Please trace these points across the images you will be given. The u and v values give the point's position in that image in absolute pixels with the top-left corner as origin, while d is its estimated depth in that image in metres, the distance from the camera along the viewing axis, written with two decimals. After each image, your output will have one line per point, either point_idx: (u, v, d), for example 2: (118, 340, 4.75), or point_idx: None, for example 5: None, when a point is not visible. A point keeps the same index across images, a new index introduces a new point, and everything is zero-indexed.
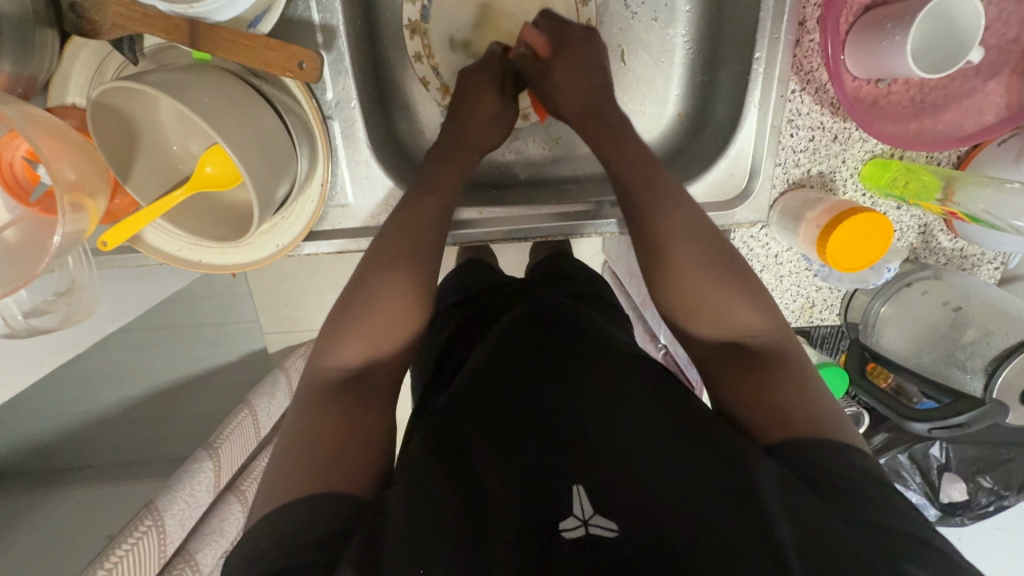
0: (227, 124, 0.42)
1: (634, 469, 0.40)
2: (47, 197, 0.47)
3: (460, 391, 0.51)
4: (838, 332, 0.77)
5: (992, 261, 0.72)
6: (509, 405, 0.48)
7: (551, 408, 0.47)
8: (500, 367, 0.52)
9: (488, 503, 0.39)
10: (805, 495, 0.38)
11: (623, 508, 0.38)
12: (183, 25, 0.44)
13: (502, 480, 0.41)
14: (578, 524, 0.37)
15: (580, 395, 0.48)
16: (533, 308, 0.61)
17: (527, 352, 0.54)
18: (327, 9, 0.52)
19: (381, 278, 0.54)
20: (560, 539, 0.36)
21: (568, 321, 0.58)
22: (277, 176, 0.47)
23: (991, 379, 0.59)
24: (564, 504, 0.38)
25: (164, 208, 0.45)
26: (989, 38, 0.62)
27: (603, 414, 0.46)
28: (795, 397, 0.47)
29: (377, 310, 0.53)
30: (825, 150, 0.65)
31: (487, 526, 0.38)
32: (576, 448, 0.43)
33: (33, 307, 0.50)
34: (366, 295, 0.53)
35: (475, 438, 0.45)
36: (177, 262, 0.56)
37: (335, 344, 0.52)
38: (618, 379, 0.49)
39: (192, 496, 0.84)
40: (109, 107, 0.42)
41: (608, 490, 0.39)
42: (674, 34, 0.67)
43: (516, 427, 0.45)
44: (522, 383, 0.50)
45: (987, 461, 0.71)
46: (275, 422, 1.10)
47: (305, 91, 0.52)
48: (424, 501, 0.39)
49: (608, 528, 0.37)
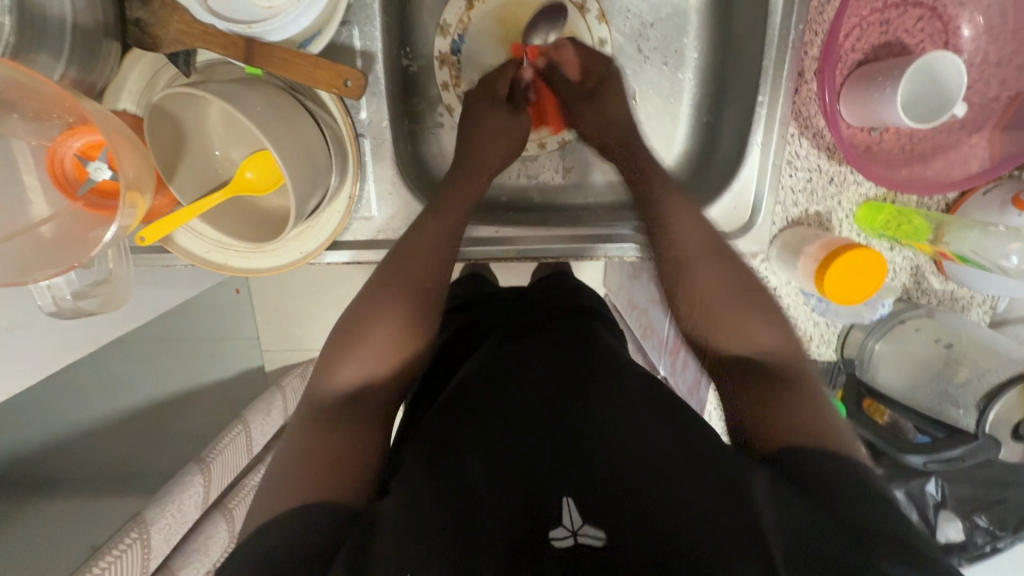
0: (274, 130, 0.45)
1: (625, 477, 0.41)
2: (93, 193, 0.49)
3: (452, 406, 0.52)
4: (833, 368, 0.78)
5: (982, 303, 0.75)
6: (502, 419, 0.49)
7: (543, 422, 0.48)
8: (491, 383, 0.53)
9: (480, 511, 0.40)
10: (795, 500, 0.41)
11: (607, 518, 0.39)
12: (240, 43, 0.48)
13: (491, 489, 0.42)
14: (568, 534, 0.37)
15: (568, 410, 0.49)
16: (523, 328, 0.63)
17: (517, 367, 0.55)
18: (368, 37, 0.56)
19: (376, 301, 0.59)
20: (548, 547, 0.37)
21: (555, 342, 0.59)
22: (314, 184, 0.50)
23: (983, 415, 0.62)
24: (552, 517, 0.39)
25: (203, 207, 0.48)
26: (972, 96, 0.67)
27: (593, 425, 0.47)
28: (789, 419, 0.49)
29: (369, 338, 0.56)
30: (822, 191, 0.69)
31: (479, 534, 0.38)
32: (566, 459, 0.44)
33: (77, 289, 0.52)
34: (363, 320, 0.57)
35: (469, 449, 0.46)
36: (204, 264, 0.58)
37: (338, 367, 0.55)
38: (604, 395, 0.50)
39: (180, 511, 0.83)
40: (166, 110, 0.46)
41: (595, 504, 0.40)
42: (683, 78, 0.72)
43: (506, 439, 0.47)
44: (518, 394, 0.51)
45: (981, 500, 0.71)
46: (268, 440, 1.09)
47: (342, 110, 0.55)
48: (416, 514, 0.40)
49: (597, 539, 0.37)
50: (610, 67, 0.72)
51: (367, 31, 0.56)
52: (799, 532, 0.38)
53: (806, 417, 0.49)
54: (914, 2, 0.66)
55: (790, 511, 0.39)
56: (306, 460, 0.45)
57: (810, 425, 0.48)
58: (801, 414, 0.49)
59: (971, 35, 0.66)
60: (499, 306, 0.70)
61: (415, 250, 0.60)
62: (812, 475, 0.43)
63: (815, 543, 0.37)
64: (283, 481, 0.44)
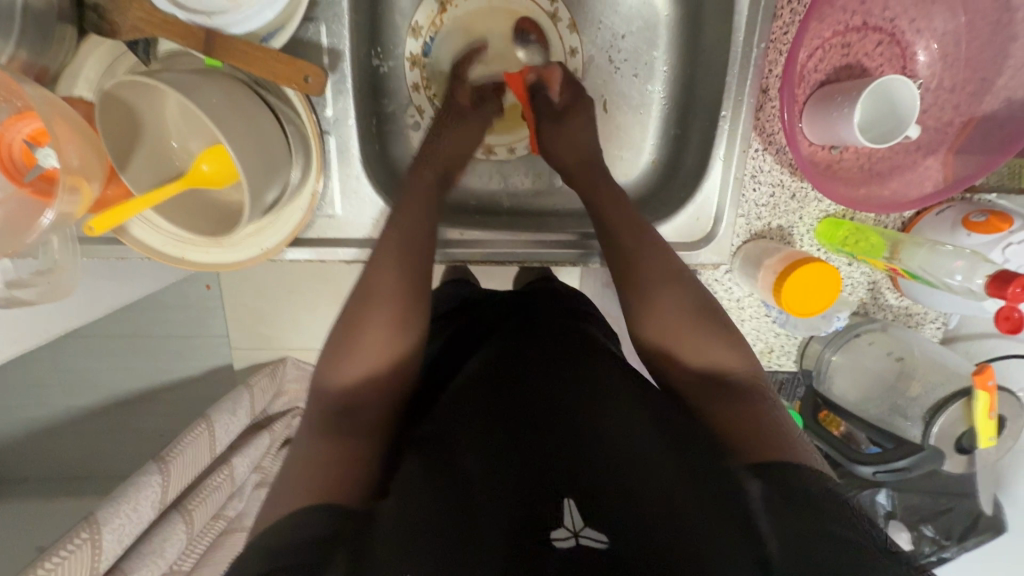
0: (230, 124, 0.45)
1: (628, 475, 0.42)
2: (43, 180, 0.47)
3: (452, 399, 0.52)
4: (794, 379, 0.80)
5: (934, 321, 0.77)
6: (505, 411, 0.49)
7: (545, 414, 0.48)
8: (493, 377, 0.53)
9: (480, 509, 0.41)
10: (777, 506, 0.41)
11: (607, 520, 0.39)
12: (199, 33, 0.47)
13: (495, 488, 0.42)
14: (569, 535, 0.38)
15: (573, 402, 0.49)
16: (523, 322, 0.62)
17: (519, 358, 0.55)
18: (335, 34, 0.56)
19: (363, 312, 0.54)
20: (551, 548, 0.37)
21: (557, 336, 0.59)
22: (270, 179, 0.49)
23: (929, 427, 0.65)
24: (553, 517, 0.39)
25: (158, 198, 0.47)
26: (927, 120, 0.70)
27: (595, 420, 0.47)
28: (750, 428, 0.48)
29: (363, 355, 0.53)
30: (784, 206, 0.71)
31: (479, 535, 0.39)
32: (568, 455, 0.44)
33: (16, 278, 0.50)
34: (357, 325, 0.54)
35: (469, 443, 0.46)
36: (159, 258, 0.57)
37: (338, 361, 0.53)
38: (606, 390, 0.50)
39: (135, 511, 0.81)
40: (118, 98, 0.45)
41: (595, 507, 0.40)
42: (653, 90, 0.73)
43: (509, 433, 0.46)
44: (518, 387, 0.51)
45: (930, 510, 0.74)
46: (232, 440, 1.06)
47: (307, 106, 0.54)
48: (420, 510, 0.40)
49: (598, 541, 0.38)
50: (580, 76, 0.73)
51: (334, 28, 0.56)
52: (796, 535, 0.38)
53: (756, 433, 0.48)
54: (873, 26, 0.68)
55: (777, 512, 0.40)
56: (301, 478, 0.45)
57: (769, 433, 0.47)
58: (766, 419, 0.49)
59: (926, 61, 0.69)
60: (496, 302, 0.70)
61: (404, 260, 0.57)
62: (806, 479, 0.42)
63: (799, 540, 0.38)
64: (285, 492, 0.44)
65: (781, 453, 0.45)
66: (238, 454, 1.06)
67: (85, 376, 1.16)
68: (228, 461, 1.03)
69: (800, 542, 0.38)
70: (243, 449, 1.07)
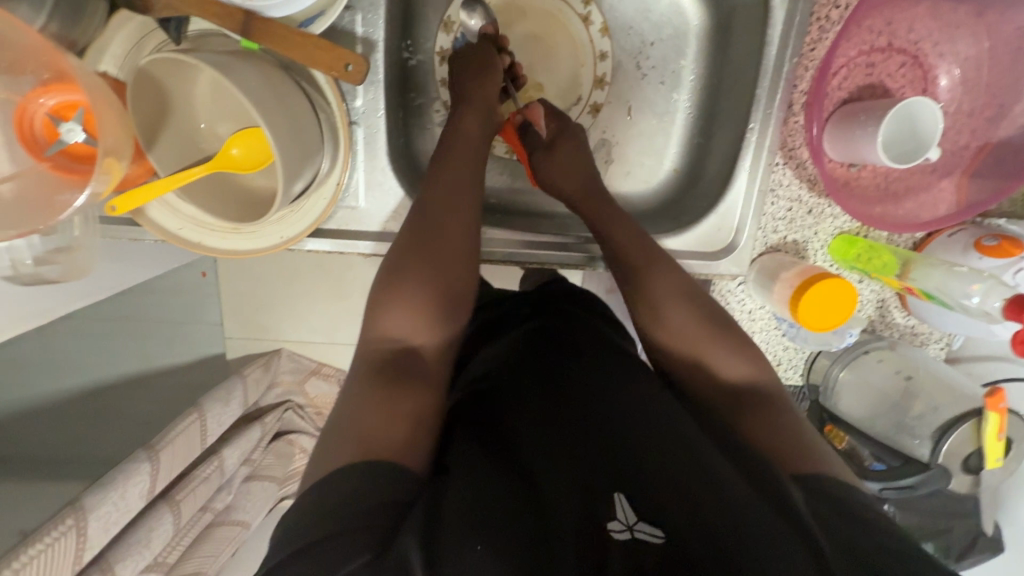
0: (269, 108, 0.44)
1: (683, 470, 0.41)
2: (62, 154, 0.45)
3: (500, 388, 0.51)
4: (799, 393, 0.81)
5: (939, 340, 0.78)
6: (555, 402, 0.48)
7: (598, 410, 0.47)
8: (538, 370, 0.53)
9: (541, 492, 0.40)
10: (830, 513, 0.40)
11: (666, 515, 0.38)
12: (238, 16, 0.46)
13: (552, 474, 0.41)
14: (624, 528, 0.37)
15: (623, 401, 0.48)
16: (560, 319, 0.62)
17: (563, 355, 0.55)
18: (371, 24, 0.55)
19: (409, 277, 0.52)
20: (609, 539, 0.36)
21: (597, 337, 0.59)
22: (301, 167, 0.48)
23: (937, 445, 0.65)
24: (609, 508, 0.38)
25: (181, 181, 0.46)
26: (945, 143, 0.71)
27: (647, 418, 0.47)
28: (788, 436, 0.48)
29: (409, 326, 0.51)
30: (801, 221, 0.72)
31: (541, 518, 0.38)
32: (621, 448, 0.43)
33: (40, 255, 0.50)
34: (394, 293, 0.52)
35: (522, 433, 0.45)
36: (176, 240, 0.55)
37: (383, 316, 0.52)
38: (654, 394, 0.50)
39: (123, 499, 0.78)
40: (152, 76, 0.44)
41: (653, 499, 0.39)
42: (678, 98, 0.73)
43: (562, 423, 0.46)
44: (568, 383, 0.51)
45: (929, 529, 0.74)
46: (223, 431, 1.04)
47: (338, 96, 0.53)
48: (478, 487, 0.39)
49: (654, 535, 0.37)
50: (609, 80, 0.73)
51: (370, 18, 0.55)
52: (857, 544, 0.37)
53: (795, 444, 0.48)
54: (899, 48, 0.69)
55: (832, 520, 0.40)
56: (356, 426, 0.43)
57: (806, 445, 0.48)
58: (800, 429, 0.50)
59: (948, 85, 0.70)
60: (529, 294, 0.69)
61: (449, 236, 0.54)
62: (849, 491, 0.43)
63: (860, 544, 0.37)
64: (337, 440, 0.43)
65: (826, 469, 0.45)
66: (228, 445, 1.04)
67: None
68: (218, 452, 1.01)
69: (853, 543, 0.37)
70: (233, 441, 1.05)
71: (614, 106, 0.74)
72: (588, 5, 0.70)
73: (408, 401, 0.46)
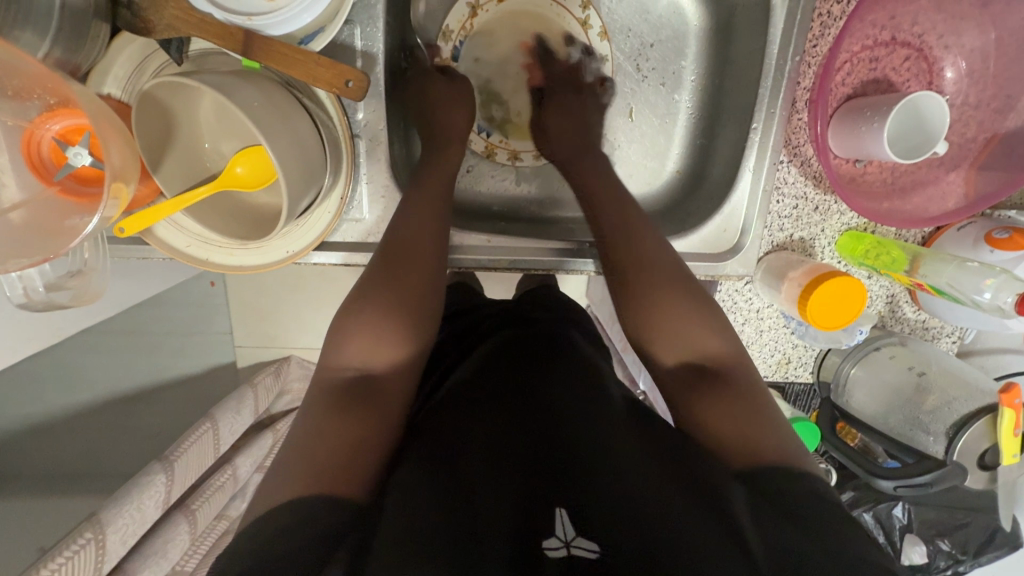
0: (272, 128, 0.44)
1: (625, 486, 0.41)
2: (71, 178, 0.46)
3: (456, 404, 0.51)
4: (810, 389, 0.81)
5: (951, 334, 0.77)
6: (506, 420, 0.49)
7: (547, 424, 0.48)
8: (493, 385, 0.53)
9: (483, 511, 0.40)
10: (777, 523, 0.40)
11: (603, 530, 0.38)
12: (237, 34, 0.46)
13: (494, 492, 0.41)
14: (561, 545, 0.37)
15: (572, 414, 0.49)
16: (525, 334, 0.62)
17: (520, 369, 0.55)
18: (370, 37, 0.55)
19: (366, 298, 0.54)
20: (541, 556, 0.37)
21: (559, 350, 0.59)
22: (307, 185, 0.49)
23: (952, 442, 0.65)
24: (545, 526, 0.39)
25: (187, 201, 0.47)
26: (952, 136, 0.70)
27: (595, 429, 0.47)
28: (744, 434, 0.47)
29: (364, 345, 0.52)
30: (807, 218, 0.71)
31: (479, 535, 0.38)
32: (563, 464, 0.44)
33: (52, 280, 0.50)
34: (355, 316, 0.53)
35: (470, 450, 0.46)
36: (183, 258, 0.56)
37: (339, 345, 0.53)
38: (604, 404, 0.50)
39: (140, 512, 0.79)
40: (156, 99, 0.44)
41: (588, 514, 0.40)
42: (679, 99, 0.73)
43: (510, 440, 0.46)
44: (522, 397, 0.51)
45: (946, 525, 0.74)
46: (236, 441, 1.05)
47: (340, 110, 0.54)
48: (417, 510, 0.40)
49: (591, 550, 0.37)
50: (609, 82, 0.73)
51: (369, 31, 0.55)
52: (800, 553, 0.37)
53: (756, 429, 0.48)
54: (903, 41, 0.68)
55: (778, 531, 0.39)
56: (308, 457, 0.44)
57: (764, 436, 0.47)
58: (760, 416, 0.49)
59: (954, 77, 0.69)
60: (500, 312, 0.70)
61: (405, 254, 0.56)
62: (803, 493, 0.42)
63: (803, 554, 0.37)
64: (288, 470, 0.44)
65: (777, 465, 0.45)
66: (240, 454, 1.05)
67: None
68: (230, 461, 1.02)
69: (796, 554, 0.37)
70: (246, 449, 1.06)
71: (615, 108, 0.74)
72: (587, 6, 0.70)
73: (358, 425, 0.47)
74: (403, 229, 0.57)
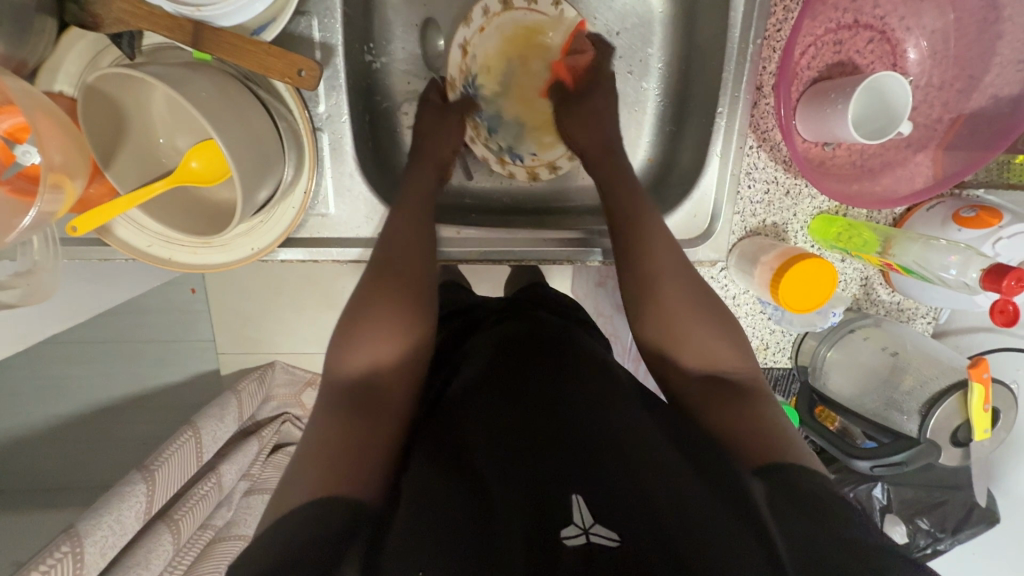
0: (223, 119, 0.43)
1: (638, 469, 0.41)
2: (20, 177, 0.44)
3: (465, 392, 0.51)
4: (789, 375, 0.80)
5: (925, 315, 0.78)
6: (516, 412, 0.47)
7: (558, 412, 0.47)
8: (502, 377, 0.52)
9: (496, 497, 0.39)
10: (789, 512, 0.40)
11: (621, 517, 0.38)
12: (187, 26, 0.46)
13: (506, 479, 0.40)
14: (579, 532, 0.37)
15: (584, 399, 0.48)
16: (530, 326, 0.60)
17: (528, 362, 0.54)
18: (328, 29, 0.55)
19: (376, 305, 0.54)
20: (559, 545, 0.36)
21: (565, 340, 0.57)
22: (262, 177, 0.48)
23: (925, 419, 0.65)
24: (563, 516, 0.38)
25: (142, 197, 0.46)
26: (918, 117, 0.71)
27: (607, 414, 0.46)
28: (754, 429, 0.48)
29: (371, 347, 0.53)
30: (778, 203, 0.71)
31: (493, 524, 0.37)
32: (579, 459, 0.42)
33: None
34: (363, 323, 0.54)
35: (478, 440, 0.45)
36: (145, 258, 0.55)
37: (348, 346, 0.53)
38: (616, 395, 0.49)
39: (120, 523, 0.77)
40: (103, 93, 0.43)
41: (605, 498, 0.39)
42: (648, 87, 0.73)
43: (521, 434, 0.45)
44: (532, 383, 0.50)
45: (923, 504, 0.74)
46: (219, 448, 1.03)
47: (298, 102, 0.53)
48: (433, 503, 0.39)
49: (609, 539, 0.37)
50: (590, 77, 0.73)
51: (327, 22, 0.55)
52: (812, 543, 0.37)
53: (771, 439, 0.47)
54: (865, 24, 0.68)
55: (790, 519, 0.40)
56: (318, 462, 0.44)
57: (777, 437, 0.47)
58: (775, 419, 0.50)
59: (916, 58, 0.70)
60: (501, 306, 0.70)
61: (407, 255, 0.56)
62: (813, 481, 0.43)
63: (815, 544, 0.37)
64: (296, 478, 0.43)
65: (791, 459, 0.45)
66: (225, 461, 1.03)
67: (64, 384, 1.12)
68: (215, 469, 1.00)
69: (808, 544, 0.37)
70: (230, 457, 1.03)
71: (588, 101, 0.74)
72: (561, 4, 0.68)
73: (365, 431, 0.47)
74: (406, 244, 0.57)
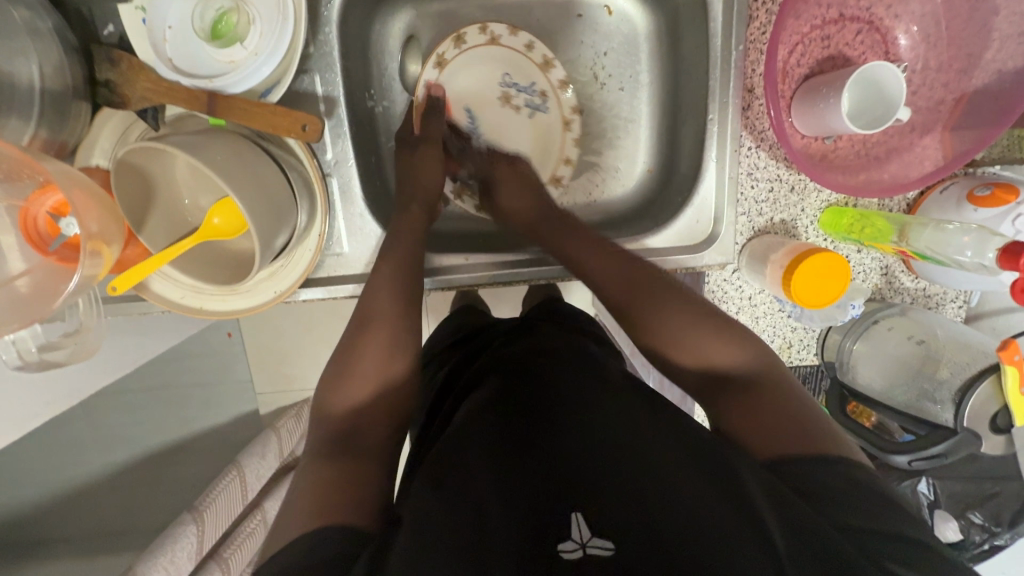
0: (238, 177, 0.47)
1: (631, 485, 0.42)
2: (66, 247, 0.48)
3: (462, 425, 0.52)
4: (817, 371, 0.78)
5: (955, 299, 0.76)
6: (511, 436, 0.49)
7: (550, 434, 0.49)
8: (496, 402, 0.54)
9: (490, 517, 0.41)
10: (794, 502, 0.42)
11: (616, 529, 0.39)
12: (202, 96, 0.51)
13: (500, 505, 0.42)
14: (576, 547, 0.38)
15: (576, 420, 0.50)
16: (530, 349, 0.63)
17: (524, 389, 0.56)
18: (330, 83, 0.59)
19: (372, 333, 0.58)
20: (556, 558, 0.38)
21: (567, 360, 0.60)
22: (278, 225, 0.51)
23: (960, 407, 0.63)
24: (561, 529, 0.40)
25: (172, 254, 0.50)
26: (919, 100, 0.70)
27: (598, 434, 0.48)
28: (781, 424, 0.50)
29: (364, 376, 0.56)
30: (784, 200, 0.71)
31: (488, 542, 0.39)
32: (572, 475, 0.44)
33: (47, 342, 0.53)
34: (354, 355, 0.57)
35: (474, 463, 0.47)
36: (180, 309, 0.59)
37: (341, 388, 0.56)
38: (611, 412, 0.51)
39: (174, 563, 0.80)
40: (131, 164, 0.48)
41: (601, 515, 0.40)
42: (639, 103, 0.76)
43: (518, 455, 0.47)
44: (525, 411, 0.52)
45: (974, 497, 0.72)
46: (263, 485, 1.05)
47: (308, 153, 0.57)
48: (431, 524, 0.41)
49: (604, 548, 0.38)
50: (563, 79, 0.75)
51: (328, 77, 0.59)
52: (817, 538, 0.39)
53: (793, 429, 0.49)
54: (851, 16, 0.69)
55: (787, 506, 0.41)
56: (319, 492, 0.46)
57: (809, 429, 0.49)
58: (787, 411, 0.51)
59: (909, 44, 0.69)
60: (504, 332, 0.71)
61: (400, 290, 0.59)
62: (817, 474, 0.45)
63: (819, 539, 0.39)
64: (294, 513, 0.45)
65: (810, 447, 0.47)
66: (268, 498, 1.04)
67: (120, 433, 1.18)
68: (259, 506, 1.02)
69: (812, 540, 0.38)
70: (272, 493, 1.05)
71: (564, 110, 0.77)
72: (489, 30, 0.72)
73: (347, 465, 0.48)
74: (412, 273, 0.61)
